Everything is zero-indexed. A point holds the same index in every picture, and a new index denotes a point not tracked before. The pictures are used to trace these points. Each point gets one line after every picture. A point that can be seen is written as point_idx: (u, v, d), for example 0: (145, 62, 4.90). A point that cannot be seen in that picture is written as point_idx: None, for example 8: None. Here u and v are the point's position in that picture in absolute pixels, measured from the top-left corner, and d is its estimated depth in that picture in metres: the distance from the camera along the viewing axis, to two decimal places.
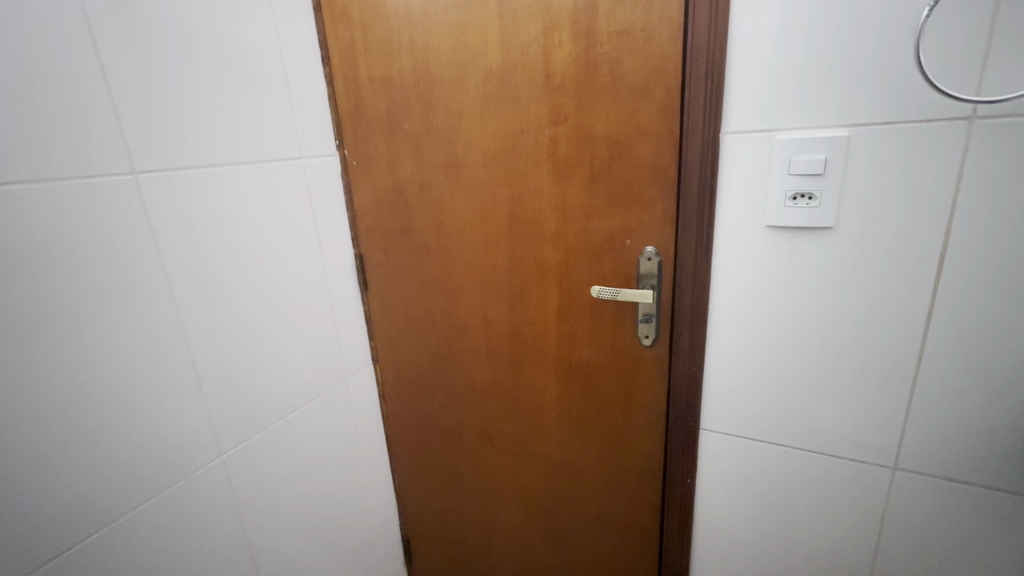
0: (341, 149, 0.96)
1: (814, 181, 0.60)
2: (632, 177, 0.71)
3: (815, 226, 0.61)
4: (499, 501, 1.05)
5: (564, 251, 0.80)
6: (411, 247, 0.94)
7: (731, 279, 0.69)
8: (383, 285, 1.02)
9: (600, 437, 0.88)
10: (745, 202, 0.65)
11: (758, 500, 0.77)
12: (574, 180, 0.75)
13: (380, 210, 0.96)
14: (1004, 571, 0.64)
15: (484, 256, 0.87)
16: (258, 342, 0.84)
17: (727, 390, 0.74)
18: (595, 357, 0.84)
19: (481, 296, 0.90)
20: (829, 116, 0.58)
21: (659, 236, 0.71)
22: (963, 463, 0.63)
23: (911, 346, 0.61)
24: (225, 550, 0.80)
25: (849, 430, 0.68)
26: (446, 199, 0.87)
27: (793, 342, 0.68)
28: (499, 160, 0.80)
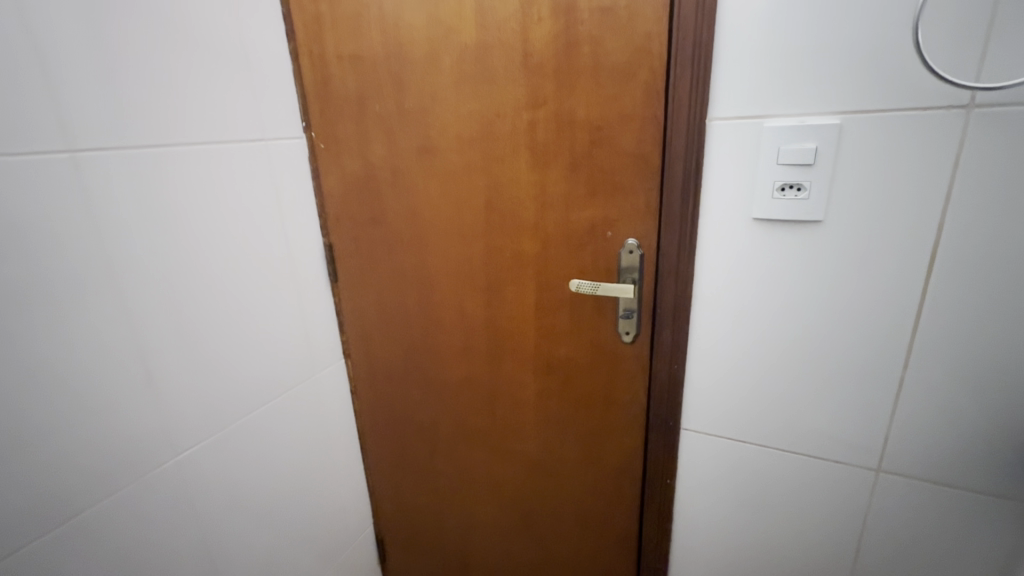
0: (307, 131, 0.90)
1: (804, 171, 0.56)
2: (614, 166, 0.67)
3: (803, 219, 0.58)
4: (476, 499, 1.02)
5: (542, 244, 0.76)
6: (383, 236, 0.90)
7: (713, 275, 0.66)
8: (355, 277, 0.97)
9: (579, 436, 0.85)
10: (731, 193, 0.61)
11: (738, 501, 0.75)
12: (553, 167, 0.72)
13: (350, 197, 0.90)
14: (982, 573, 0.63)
15: (460, 246, 0.83)
16: (221, 334, 0.79)
17: (709, 389, 0.72)
18: (574, 352, 0.80)
19: (457, 288, 0.86)
20: (820, 102, 0.55)
21: (642, 228, 0.68)
22: (948, 466, 0.62)
23: (899, 345, 0.59)
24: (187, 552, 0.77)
25: (833, 431, 0.66)
26: (420, 185, 0.83)
27: (778, 341, 0.65)
28: (475, 145, 0.76)
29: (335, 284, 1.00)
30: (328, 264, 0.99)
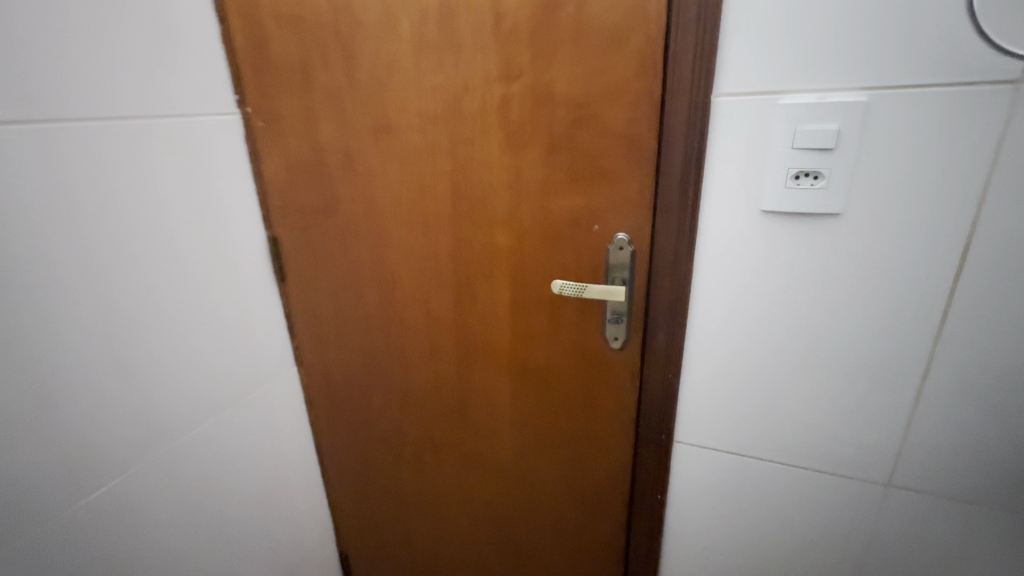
0: (242, 107, 0.77)
1: (822, 156, 0.49)
2: (601, 150, 0.58)
3: (819, 212, 0.51)
4: (448, 513, 0.94)
5: (518, 238, 0.67)
6: (336, 229, 0.79)
7: (714, 274, 0.58)
8: (305, 274, 0.86)
9: (561, 448, 0.78)
10: (737, 182, 0.53)
11: (734, 518, 0.70)
12: (530, 151, 0.62)
13: (296, 185, 0.78)
14: None
15: (425, 241, 0.73)
16: (137, 352, 0.66)
17: (707, 398, 0.65)
18: (554, 359, 0.72)
19: (422, 288, 0.77)
20: (844, 75, 0.47)
21: (634, 222, 0.59)
22: (963, 482, 0.57)
23: (919, 351, 0.53)
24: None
25: (841, 444, 0.60)
26: (377, 170, 0.72)
27: (785, 347, 0.58)
28: (440, 124, 0.65)
29: (282, 283, 0.88)
30: (273, 261, 0.87)
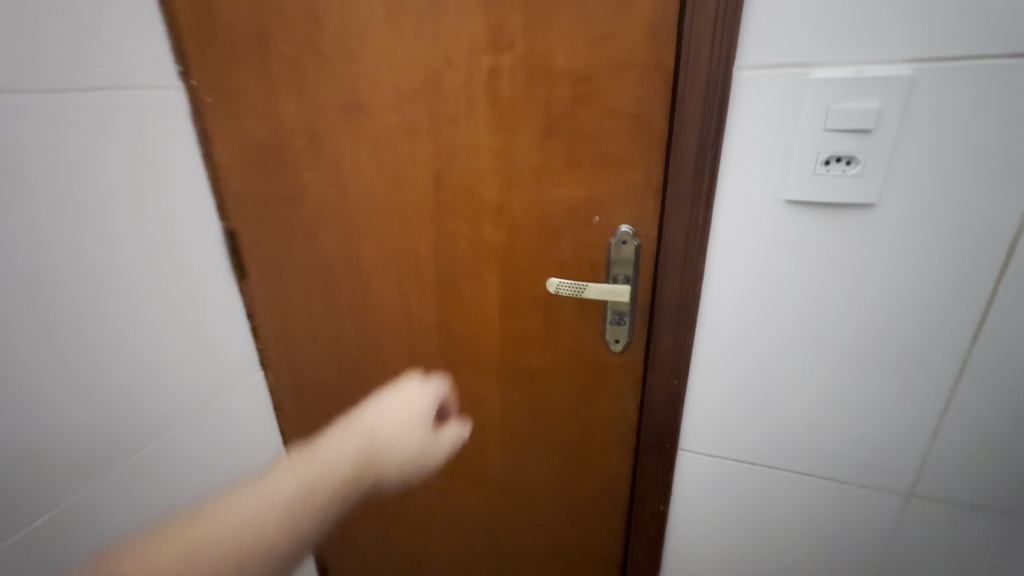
0: (187, 79, 0.66)
1: (858, 139, 0.43)
2: (603, 132, 0.52)
3: (850, 202, 0.45)
4: (434, 525, 0.88)
5: (510, 233, 0.60)
6: (303, 221, 0.70)
7: (729, 271, 0.52)
8: (269, 273, 0.76)
9: (556, 456, 0.73)
10: (759, 168, 0.47)
11: (741, 528, 0.66)
12: (522, 133, 0.55)
13: (256, 171, 0.69)
14: None
15: (404, 235, 0.66)
16: (72, 374, 0.57)
17: (717, 405, 0.60)
18: (548, 362, 0.67)
19: (401, 286, 0.69)
20: (887, 45, 0.41)
21: (638, 213, 0.54)
22: (989, 489, 0.54)
23: (953, 354, 0.49)
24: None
25: (860, 452, 0.56)
26: (349, 155, 0.63)
27: (805, 351, 0.53)
28: (419, 101, 0.57)
29: (243, 282, 0.78)
30: (230, 257, 0.76)
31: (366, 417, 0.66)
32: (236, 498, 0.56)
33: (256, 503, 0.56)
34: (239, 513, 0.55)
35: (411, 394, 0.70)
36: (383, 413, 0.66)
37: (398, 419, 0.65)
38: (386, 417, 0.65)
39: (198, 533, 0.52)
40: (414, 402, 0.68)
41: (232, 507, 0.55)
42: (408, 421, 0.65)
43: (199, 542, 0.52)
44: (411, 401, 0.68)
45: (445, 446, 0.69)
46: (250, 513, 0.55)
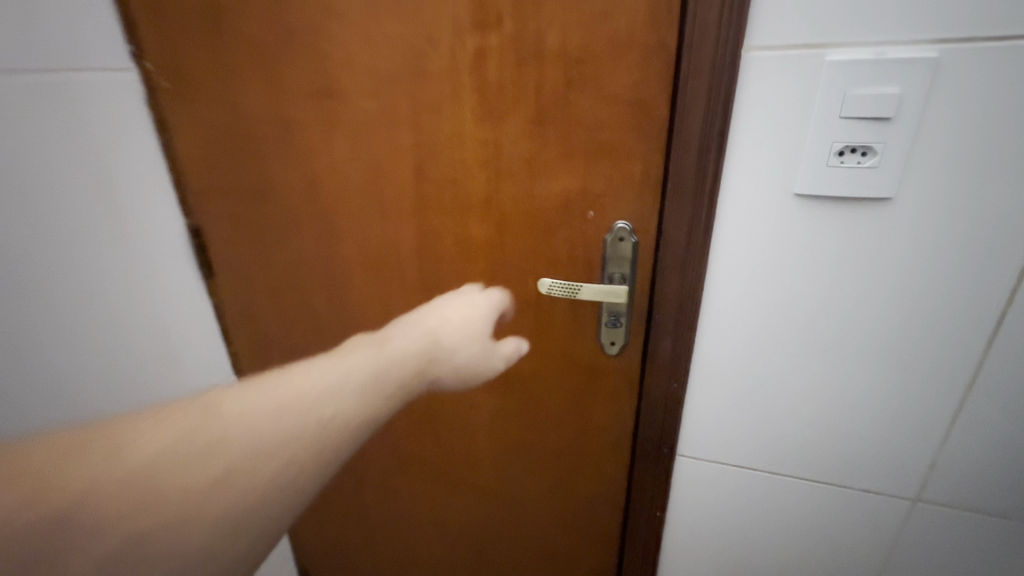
0: (140, 61, 0.60)
1: (876, 128, 0.40)
2: (599, 121, 0.48)
3: (865, 195, 0.42)
4: (422, 532, 0.85)
5: (499, 227, 0.57)
6: (275, 217, 0.65)
7: (733, 270, 0.49)
8: (237, 273, 0.71)
9: (549, 461, 0.70)
10: (767, 160, 0.44)
11: (741, 534, 0.63)
12: (512, 121, 0.51)
13: (219, 163, 0.64)
14: None
15: (385, 231, 0.61)
16: (10, 384, 0.51)
17: (718, 409, 0.57)
18: (540, 365, 0.63)
19: (383, 286, 0.65)
20: (910, 24, 0.37)
21: (637, 207, 0.51)
22: (1000, 494, 0.52)
23: (968, 355, 0.46)
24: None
25: (867, 457, 0.54)
26: (322, 144, 0.58)
27: (812, 353, 0.51)
28: (398, 85, 0.53)
29: (211, 283, 0.73)
30: (194, 257, 0.71)
31: (420, 318, 0.51)
32: (171, 429, 0.35)
33: (320, 387, 0.40)
34: (313, 374, 0.41)
35: (474, 300, 0.56)
36: (448, 312, 0.53)
37: (458, 315, 0.53)
38: (452, 315, 0.52)
39: (236, 403, 0.38)
40: (476, 306, 0.56)
41: (303, 380, 0.40)
42: (472, 318, 0.54)
43: (234, 424, 0.36)
44: (473, 306, 0.56)
45: (503, 363, 0.54)
46: (316, 394, 0.39)
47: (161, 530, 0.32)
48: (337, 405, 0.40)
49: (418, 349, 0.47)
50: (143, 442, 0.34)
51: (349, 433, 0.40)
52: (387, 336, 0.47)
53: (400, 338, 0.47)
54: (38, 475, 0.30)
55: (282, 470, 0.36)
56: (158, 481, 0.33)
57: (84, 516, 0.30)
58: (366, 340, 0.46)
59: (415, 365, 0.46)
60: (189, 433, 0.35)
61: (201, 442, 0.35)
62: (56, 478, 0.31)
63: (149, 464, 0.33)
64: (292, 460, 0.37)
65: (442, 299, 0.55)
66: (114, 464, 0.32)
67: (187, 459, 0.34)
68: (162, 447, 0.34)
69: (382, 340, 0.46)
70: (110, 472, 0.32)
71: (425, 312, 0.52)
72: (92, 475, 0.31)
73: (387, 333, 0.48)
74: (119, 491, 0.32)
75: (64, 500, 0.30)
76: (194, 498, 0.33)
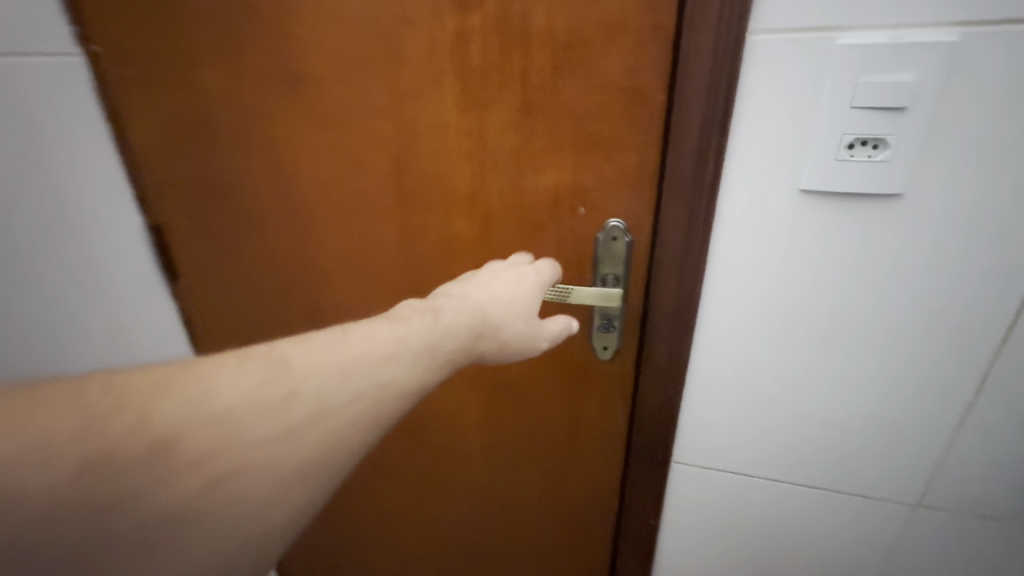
0: (86, 44, 0.55)
1: (889, 119, 0.37)
2: (591, 111, 0.45)
3: (874, 191, 0.39)
4: (409, 542, 0.82)
5: (484, 225, 0.53)
6: (243, 214, 0.61)
7: (732, 270, 0.46)
8: (203, 274, 0.67)
9: (540, 467, 0.67)
10: (772, 153, 0.41)
11: (736, 541, 0.61)
12: (497, 110, 0.47)
13: (179, 157, 0.59)
14: None
15: (362, 229, 0.57)
16: None
17: (715, 415, 0.54)
18: (528, 369, 0.60)
19: (360, 287, 0.61)
20: (930, 5, 0.34)
21: (632, 203, 0.48)
22: (1004, 500, 0.50)
23: (978, 358, 0.44)
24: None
25: (868, 463, 0.52)
26: (292, 136, 0.54)
27: (815, 357, 0.48)
28: (373, 70, 0.48)
29: (174, 284, 0.69)
30: (154, 257, 0.66)
31: (469, 282, 0.42)
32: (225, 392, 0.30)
33: (383, 349, 0.34)
34: (378, 337, 0.35)
35: (526, 272, 0.45)
36: (493, 283, 0.42)
37: (504, 282, 0.43)
38: (500, 283, 0.43)
39: (305, 356, 0.33)
40: (525, 278, 0.45)
41: (366, 338, 0.34)
42: (522, 289, 0.43)
43: (303, 380, 0.32)
44: (525, 277, 0.45)
45: (546, 343, 0.43)
46: (374, 359, 0.34)
47: (219, 485, 0.29)
48: (397, 371, 0.34)
49: (471, 320, 0.39)
50: (212, 398, 0.29)
51: (403, 403, 0.35)
52: (436, 302, 0.39)
53: (450, 304, 0.39)
54: (134, 412, 0.28)
55: (337, 437, 0.32)
56: (233, 434, 0.29)
57: (165, 461, 0.28)
58: (415, 303, 0.39)
59: (464, 338, 0.38)
60: (260, 385, 0.31)
61: (273, 396, 0.31)
62: (142, 414, 0.28)
63: (230, 410, 0.30)
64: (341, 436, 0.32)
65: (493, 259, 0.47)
66: (191, 409, 0.29)
67: (257, 414, 0.30)
68: (239, 397, 0.30)
69: (430, 305, 0.39)
70: (187, 413, 0.29)
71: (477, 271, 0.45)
72: (164, 420, 0.28)
73: (433, 297, 0.40)
74: (200, 440, 0.29)
75: (145, 443, 0.27)
76: (256, 453, 0.30)
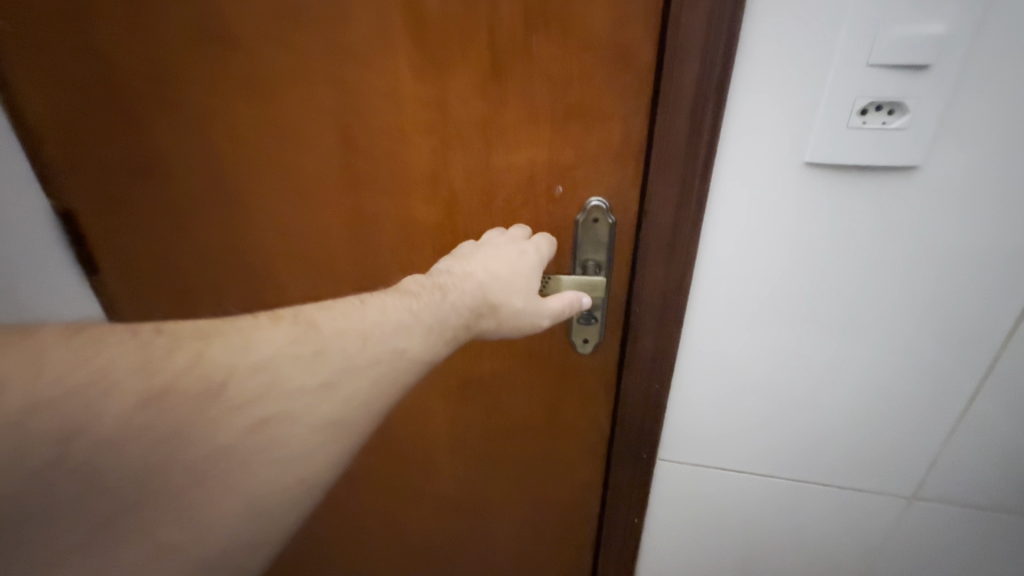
0: None
1: (909, 79, 0.32)
2: (568, 74, 0.39)
3: (888, 163, 0.35)
4: (377, 547, 0.77)
5: (448, 210, 0.47)
6: (169, 198, 0.53)
7: (727, 254, 0.41)
8: (125, 270, 0.60)
9: (516, 470, 0.63)
10: (775, 122, 0.36)
11: (722, 539, 0.58)
12: (459, 73, 0.41)
13: (89, 137, 0.52)
14: None
15: (307, 214, 0.50)
16: None
17: (704, 412, 0.50)
18: (500, 364, 0.55)
19: (310, 280, 0.54)
20: None
21: (615, 181, 0.42)
22: (1001, 491, 0.48)
23: (984, 348, 0.41)
24: (44, 410, 0.27)
25: (862, 455, 0.49)
26: (221, 110, 0.47)
27: (812, 347, 0.44)
28: (311, 25, 0.41)
29: (94, 278, 0.62)
30: (70, 249, 0.60)
31: (469, 260, 0.42)
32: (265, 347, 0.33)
33: (397, 317, 0.37)
34: (391, 308, 0.37)
35: (526, 249, 0.43)
36: (493, 262, 0.42)
37: (504, 262, 0.42)
38: (499, 263, 0.42)
39: (329, 320, 0.36)
40: (524, 256, 0.43)
41: (381, 306, 0.37)
42: (521, 270, 0.42)
43: (329, 341, 0.35)
44: (525, 256, 0.43)
45: (546, 322, 0.41)
46: (389, 326, 0.36)
47: (263, 428, 0.32)
48: (409, 339, 0.36)
49: (474, 296, 0.40)
50: (257, 349, 0.33)
51: (415, 371, 0.37)
52: (443, 280, 0.40)
53: (454, 281, 0.40)
54: (187, 356, 0.31)
55: (360, 397, 0.35)
56: (274, 382, 0.33)
57: (217, 401, 0.31)
58: (422, 280, 0.41)
59: (467, 315, 0.39)
60: (293, 341, 0.34)
61: (307, 351, 0.34)
62: (193, 359, 0.31)
63: (270, 360, 0.33)
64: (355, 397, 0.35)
65: (492, 231, 0.45)
66: (237, 357, 0.32)
67: (295, 365, 0.33)
68: (277, 350, 0.33)
69: (436, 282, 0.40)
70: (232, 362, 0.32)
71: (477, 246, 0.44)
72: (219, 362, 0.31)
73: (437, 274, 0.41)
74: (246, 385, 0.32)
75: (198, 384, 0.30)
76: (292, 402, 0.33)
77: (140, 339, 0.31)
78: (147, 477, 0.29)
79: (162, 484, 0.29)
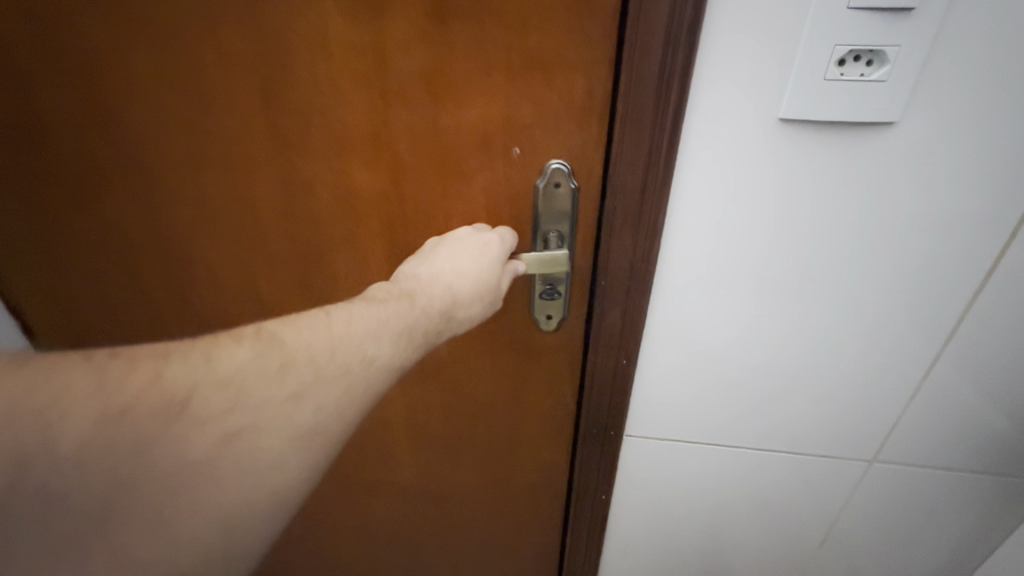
0: None
1: (889, 24, 0.30)
2: (525, 20, 0.35)
3: (866, 118, 0.33)
4: (335, 535, 0.73)
5: (395, 177, 0.42)
6: (74, 169, 0.46)
7: (695, 222, 0.39)
8: (26, 251, 0.53)
9: (479, 452, 0.60)
10: (752, 74, 0.33)
11: (688, 509, 0.57)
12: (402, 20, 0.36)
13: None
14: (952, 547, 0.55)
15: (235, 186, 0.44)
16: None
17: (673, 387, 0.49)
18: (458, 343, 0.51)
19: (243, 260, 0.49)
20: None
21: (578, 142, 0.39)
22: (955, 450, 0.48)
23: (948, 307, 0.41)
24: None
25: (825, 421, 0.49)
26: (120, 64, 0.40)
27: (783, 316, 0.43)
28: None
29: None
30: None
31: (433, 259, 0.40)
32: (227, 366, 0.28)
33: (364, 326, 0.32)
34: (359, 316, 0.33)
35: (490, 240, 0.41)
36: (459, 258, 0.39)
37: (468, 252, 0.39)
38: (465, 257, 0.39)
39: (293, 333, 0.31)
40: (489, 247, 0.40)
41: (348, 317, 0.33)
42: (488, 262, 0.39)
43: (297, 353, 0.30)
44: (490, 247, 0.40)
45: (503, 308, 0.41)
46: (356, 335, 0.32)
47: (235, 443, 0.27)
48: (379, 348, 0.32)
49: (443, 300, 0.36)
50: (221, 365, 0.28)
51: (387, 380, 0.33)
52: (409, 286, 0.37)
53: (422, 288, 0.37)
54: (145, 375, 0.26)
55: (332, 407, 0.30)
56: (240, 399, 0.28)
57: (184, 420, 0.26)
58: (389, 288, 0.36)
59: (436, 320, 0.36)
60: (258, 356, 0.29)
61: (273, 365, 0.29)
62: (152, 377, 0.26)
63: (234, 375, 0.28)
64: (323, 407, 0.30)
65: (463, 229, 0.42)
66: (199, 373, 0.27)
67: (260, 379, 0.29)
68: (240, 366, 0.28)
69: (404, 291, 0.36)
70: (194, 377, 0.27)
71: (441, 241, 0.42)
72: (179, 378, 0.27)
73: (402, 281, 0.37)
74: (211, 403, 0.27)
75: (160, 402, 0.26)
76: (262, 415, 0.28)
77: (94, 363, 0.26)
78: (109, 511, 0.25)
79: (121, 526, 0.25)
